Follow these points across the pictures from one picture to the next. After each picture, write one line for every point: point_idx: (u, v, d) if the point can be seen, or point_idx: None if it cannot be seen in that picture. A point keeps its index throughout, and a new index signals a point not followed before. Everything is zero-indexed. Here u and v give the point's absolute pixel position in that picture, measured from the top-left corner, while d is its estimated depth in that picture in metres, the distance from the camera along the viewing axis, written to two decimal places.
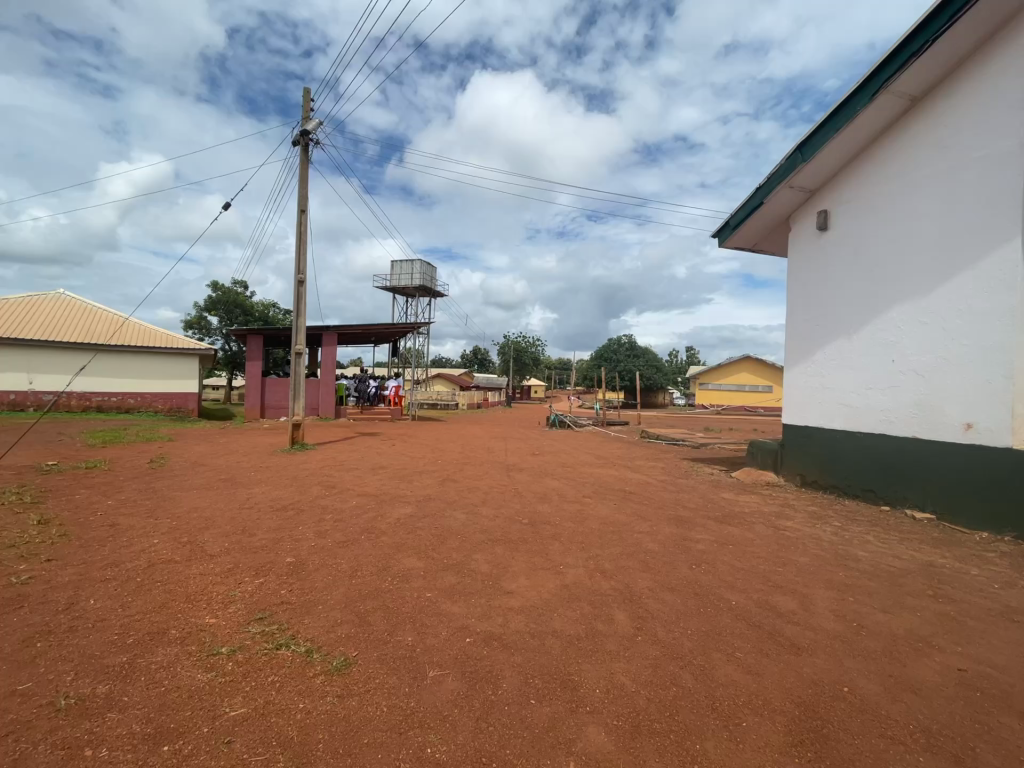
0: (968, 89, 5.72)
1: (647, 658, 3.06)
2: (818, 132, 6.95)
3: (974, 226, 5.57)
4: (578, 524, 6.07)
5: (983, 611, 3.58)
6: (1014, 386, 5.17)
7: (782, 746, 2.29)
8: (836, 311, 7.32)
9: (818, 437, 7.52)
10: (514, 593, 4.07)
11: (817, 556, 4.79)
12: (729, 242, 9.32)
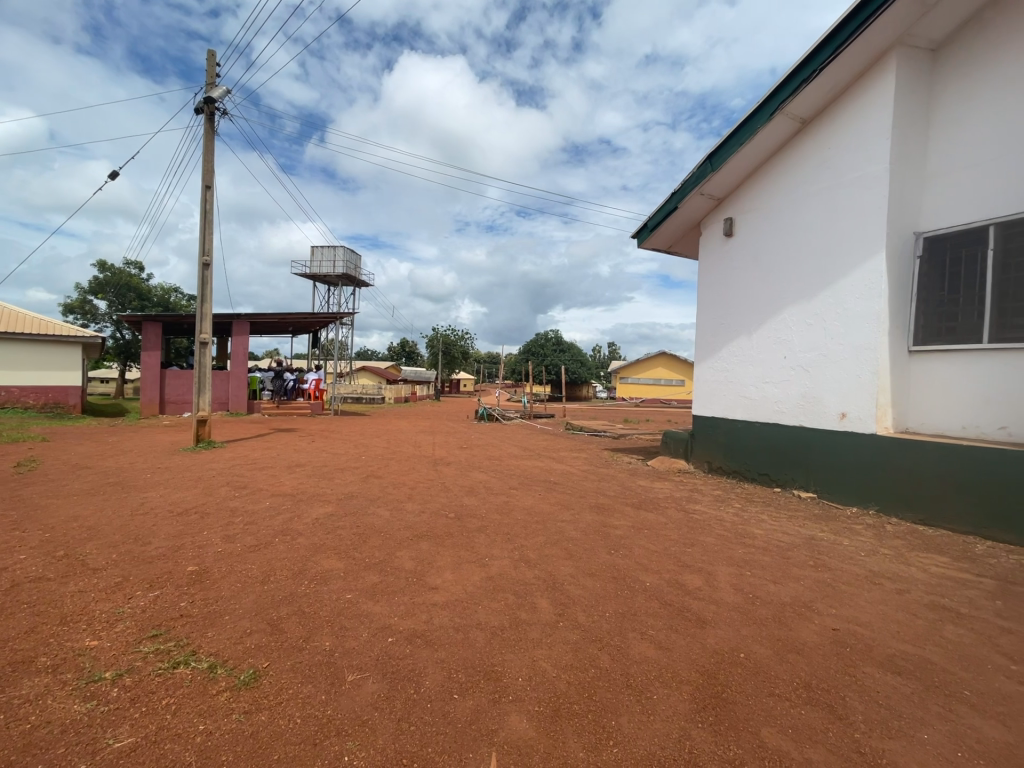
0: (849, 116, 6.44)
1: (567, 643, 3.16)
2: (724, 144, 7.48)
3: (852, 239, 6.29)
4: (504, 516, 6.14)
5: (853, 577, 4.11)
6: (879, 379, 5.95)
7: (688, 713, 2.46)
8: (739, 311, 7.98)
9: (722, 427, 8.17)
10: (438, 589, 4.02)
11: (720, 536, 5.23)
12: (646, 243, 9.78)
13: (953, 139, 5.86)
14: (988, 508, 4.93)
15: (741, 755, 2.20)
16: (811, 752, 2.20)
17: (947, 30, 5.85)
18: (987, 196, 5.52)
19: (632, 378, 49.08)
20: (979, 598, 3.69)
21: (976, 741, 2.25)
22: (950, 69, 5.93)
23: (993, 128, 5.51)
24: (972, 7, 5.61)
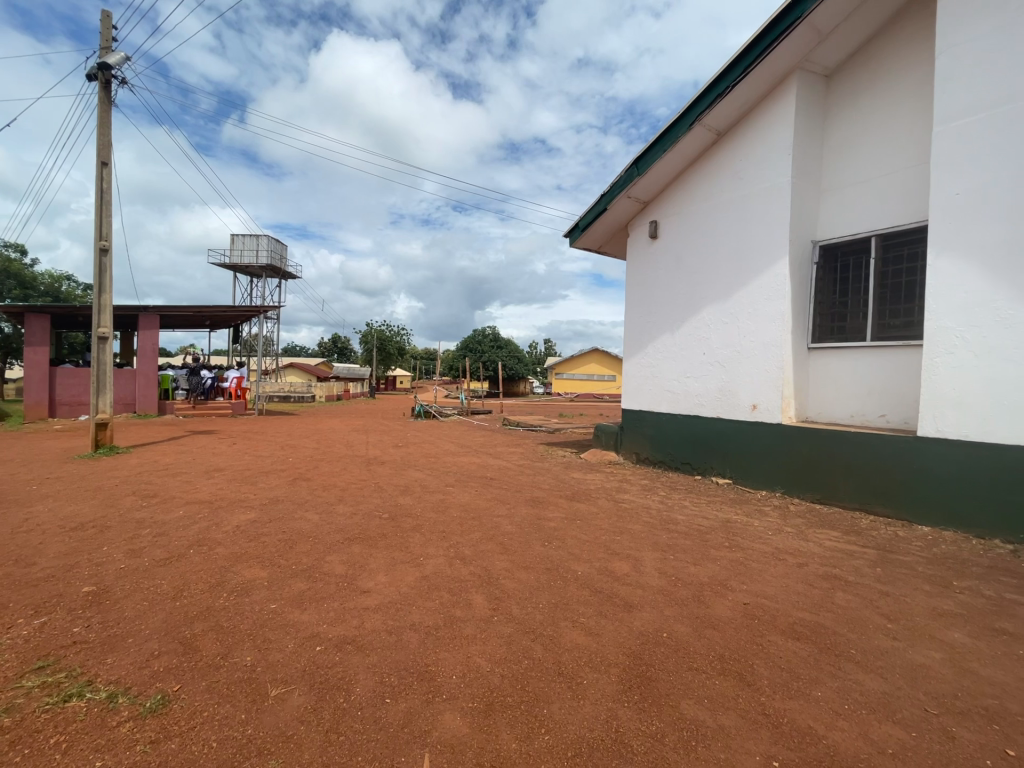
0: (758, 130, 6.98)
1: (501, 637, 3.19)
2: (649, 151, 7.82)
3: (762, 245, 6.83)
4: (439, 513, 6.07)
5: (763, 554, 4.49)
6: (784, 374, 6.54)
7: (615, 694, 2.58)
8: (663, 310, 8.41)
9: (649, 419, 8.58)
10: (370, 592, 3.90)
11: (647, 523, 5.51)
12: (577, 243, 10.01)
13: (844, 158, 6.53)
14: (870, 485, 5.59)
15: (662, 728, 2.33)
16: (724, 719, 2.37)
17: (838, 59, 6.50)
18: (872, 210, 6.21)
19: (567, 374, 50.42)
20: (863, 567, 4.17)
21: (859, 693, 2.55)
22: (841, 94, 6.61)
23: (876, 149, 6.21)
24: (858, 39, 6.29)
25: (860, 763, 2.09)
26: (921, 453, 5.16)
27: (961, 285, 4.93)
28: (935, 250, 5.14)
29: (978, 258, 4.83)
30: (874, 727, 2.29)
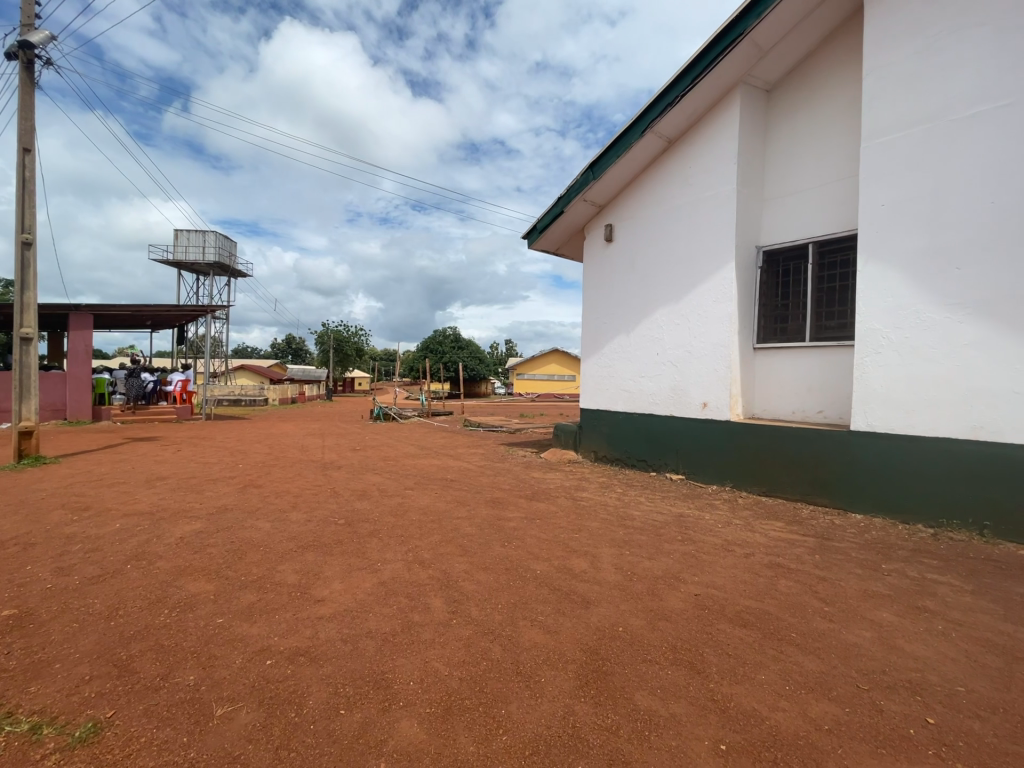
0: (706, 139, 7.27)
1: (460, 640, 3.16)
2: (604, 156, 7.98)
3: (710, 249, 7.12)
4: (398, 517, 5.97)
5: (713, 546, 4.68)
6: (731, 373, 6.85)
7: (573, 690, 2.61)
8: (619, 312, 8.61)
9: (607, 419, 8.75)
10: (325, 601, 3.77)
11: (605, 520, 5.63)
12: (535, 246, 10.07)
13: (784, 168, 6.90)
14: (810, 478, 5.94)
15: (618, 720, 2.38)
16: (676, 708, 2.45)
17: (777, 75, 6.89)
18: (810, 218, 6.58)
19: (527, 374, 50.81)
20: (803, 554, 4.42)
21: (799, 674, 2.70)
22: (780, 107, 6.99)
23: (812, 161, 6.60)
24: (795, 57, 6.68)
25: (800, 740, 2.21)
26: (855, 445, 5.53)
27: (888, 290, 5.32)
28: (865, 257, 5.51)
29: (902, 265, 5.23)
30: (812, 706, 2.43)
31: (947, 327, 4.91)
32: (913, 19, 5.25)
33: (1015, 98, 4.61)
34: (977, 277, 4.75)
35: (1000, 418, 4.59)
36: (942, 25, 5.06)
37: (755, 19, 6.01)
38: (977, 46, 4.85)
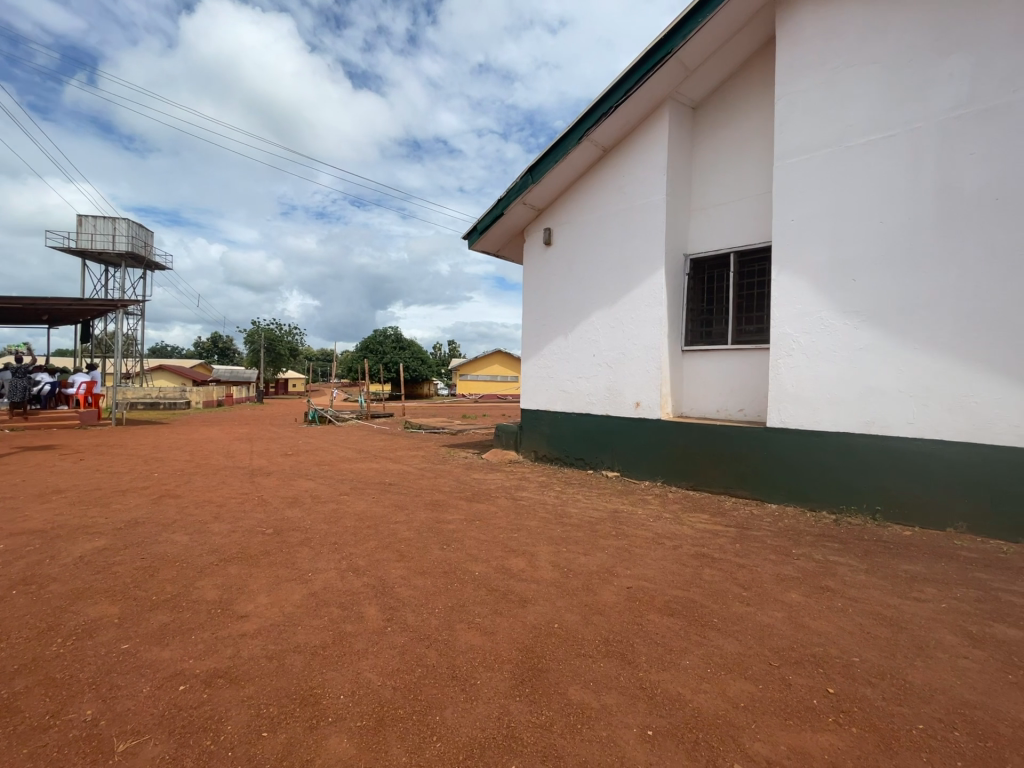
0: (639, 150, 7.59)
1: (395, 648, 3.08)
2: (543, 161, 8.10)
3: (643, 255, 7.44)
4: (331, 524, 5.71)
5: (645, 540, 4.88)
6: (661, 373, 7.20)
7: (508, 690, 2.62)
8: (557, 314, 8.77)
9: (546, 419, 8.88)
10: (248, 617, 3.53)
11: (544, 518, 5.71)
12: (474, 248, 10.02)
13: (708, 181, 7.34)
14: (732, 471, 6.36)
15: (551, 716, 2.41)
16: (607, 698, 2.53)
17: (702, 94, 7.33)
18: (732, 230, 7.04)
19: (470, 374, 50.76)
20: (725, 544, 4.72)
21: (719, 656, 2.87)
22: (705, 125, 7.43)
23: (733, 176, 7.07)
24: (717, 79, 7.13)
25: (718, 719, 2.35)
26: (770, 441, 5.99)
27: (797, 298, 5.81)
28: (778, 267, 5.98)
29: (809, 275, 5.73)
30: (730, 685, 2.59)
31: (846, 333, 5.44)
32: (816, 53, 5.78)
33: (898, 130, 5.20)
34: (869, 288, 5.31)
35: (889, 414, 5.15)
36: (840, 60, 5.61)
37: (681, 40, 6.35)
38: (868, 82, 5.42)
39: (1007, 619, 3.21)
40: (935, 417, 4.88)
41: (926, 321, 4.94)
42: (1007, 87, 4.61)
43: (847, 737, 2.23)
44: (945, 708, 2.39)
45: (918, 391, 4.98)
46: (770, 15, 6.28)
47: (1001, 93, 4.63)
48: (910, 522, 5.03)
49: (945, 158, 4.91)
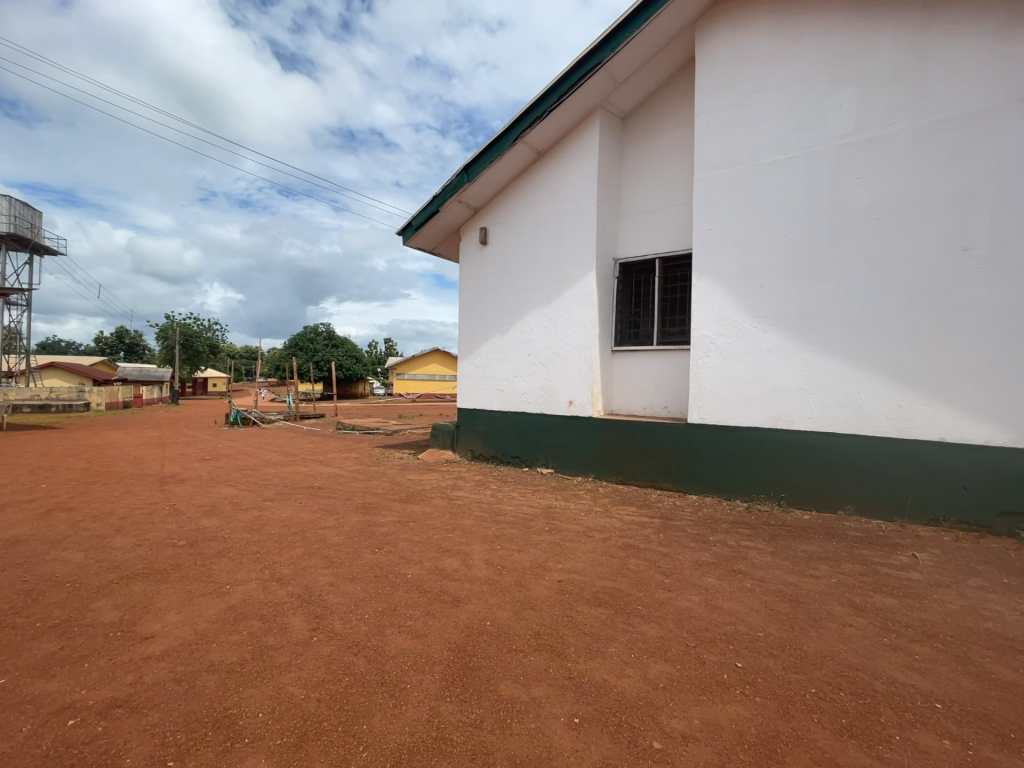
0: (571, 155, 7.78)
1: (321, 658, 2.95)
2: (478, 160, 8.09)
3: (575, 258, 7.66)
4: (253, 532, 5.36)
5: (577, 534, 5.04)
6: (593, 373, 7.46)
7: (438, 692, 2.59)
8: (493, 314, 8.78)
9: (483, 418, 8.89)
10: (154, 637, 3.23)
11: (479, 517, 5.72)
12: (409, 245, 9.79)
13: (636, 189, 7.68)
14: (657, 466, 6.71)
15: (481, 714, 2.42)
16: (537, 691, 2.58)
17: (630, 106, 7.66)
18: (658, 237, 7.42)
19: (407, 374, 49.70)
20: (650, 534, 4.98)
21: (643, 641, 3.02)
22: (632, 135, 7.77)
23: (658, 186, 7.45)
24: (644, 92, 7.49)
25: (640, 701, 2.48)
26: (690, 436, 6.39)
27: (715, 302, 6.23)
28: (698, 273, 6.38)
29: (724, 282, 6.16)
30: (651, 668, 2.74)
31: (756, 336, 5.92)
32: (731, 75, 6.23)
33: (800, 152, 5.73)
34: (775, 296, 5.81)
35: (791, 410, 5.66)
36: (751, 85, 6.09)
37: (610, 52, 6.60)
38: (774, 107, 5.93)
39: (884, 590, 3.65)
40: (828, 412, 5.44)
41: (821, 326, 5.49)
42: (886, 120, 5.23)
43: (752, 705, 2.43)
44: (834, 673, 2.68)
45: (815, 389, 5.52)
46: (691, 36, 6.68)
47: (881, 126, 5.25)
48: (809, 507, 5.57)
49: (837, 180, 5.47)
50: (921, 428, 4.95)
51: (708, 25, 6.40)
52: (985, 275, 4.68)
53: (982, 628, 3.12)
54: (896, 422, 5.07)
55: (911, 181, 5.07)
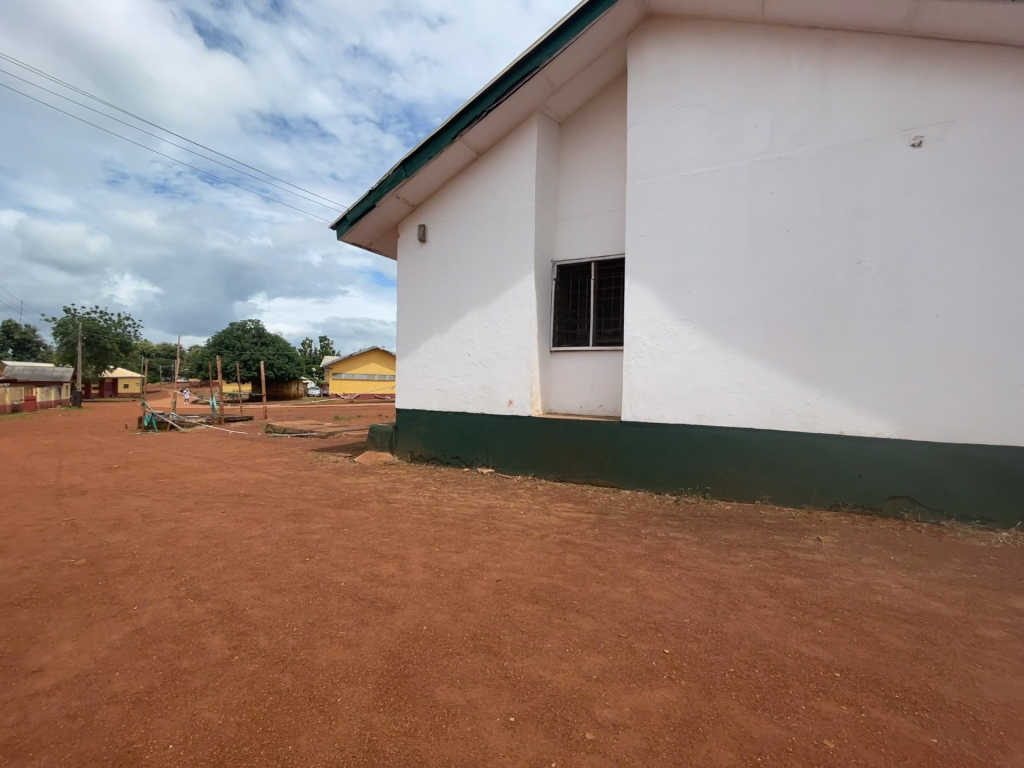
0: (510, 156, 7.83)
1: (242, 677, 2.76)
2: (416, 156, 7.93)
3: (514, 259, 7.72)
4: (167, 546, 4.92)
5: (516, 532, 5.07)
6: (532, 373, 7.55)
7: (371, 703, 2.51)
8: (431, 313, 8.64)
9: (422, 418, 8.73)
10: (44, 671, 2.86)
11: (417, 519, 5.60)
12: (344, 239, 9.40)
13: (573, 193, 7.86)
14: (593, 463, 6.91)
15: (416, 721, 2.37)
16: (473, 693, 2.56)
17: (567, 111, 7.82)
18: (593, 241, 7.64)
19: (344, 374, 47.87)
20: (586, 529, 5.12)
21: (577, 634, 3.10)
22: (569, 140, 7.94)
23: (594, 191, 7.67)
24: (580, 99, 7.68)
25: (573, 694, 2.53)
26: (624, 434, 6.64)
27: (645, 306, 6.52)
28: (630, 277, 6.64)
29: (654, 286, 6.46)
30: (585, 660, 2.81)
31: (683, 338, 6.25)
32: (660, 89, 6.54)
33: (721, 166, 6.12)
34: (700, 300, 6.16)
35: (715, 407, 6.04)
36: (678, 99, 6.42)
37: (547, 57, 6.71)
38: (698, 122, 6.29)
39: (793, 571, 3.99)
40: (746, 409, 5.86)
41: (741, 330, 5.90)
42: (794, 141, 5.71)
43: (677, 689, 2.56)
44: (750, 651, 2.88)
45: (735, 388, 5.92)
46: (623, 49, 6.93)
47: (791, 146, 5.73)
48: (730, 498, 5.97)
49: (754, 194, 5.91)
50: (824, 423, 5.46)
51: (639, 39, 6.68)
52: (876, 285, 5.24)
53: (873, 601, 3.49)
54: (804, 417, 5.56)
55: (815, 198, 5.57)
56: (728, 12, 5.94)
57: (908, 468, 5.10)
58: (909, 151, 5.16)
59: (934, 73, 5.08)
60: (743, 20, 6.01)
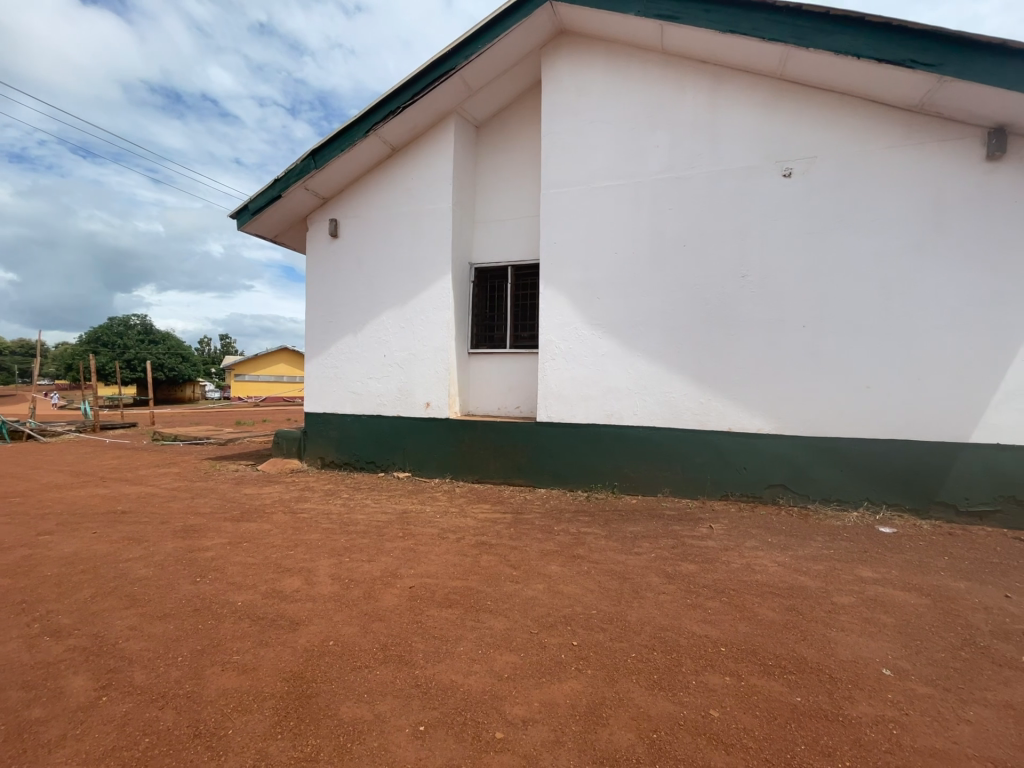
0: (427, 155, 7.72)
1: (113, 720, 2.43)
2: (326, 147, 7.54)
3: (431, 259, 7.61)
4: (17, 577, 4.20)
5: (431, 537, 4.99)
6: (449, 373, 7.48)
7: (268, 731, 2.33)
8: (343, 311, 8.25)
9: (333, 422, 8.29)
10: None
11: (326, 529, 5.31)
12: (245, 230, 8.66)
13: (491, 197, 7.93)
14: (509, 463, 7.01)
15: (318, 744, 2.24)
16: (381, 706, 2.48)
17: (484, 115, 7.88)
18: (510, 245, 7.76)
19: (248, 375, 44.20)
20: (502, 529, 5.17)
21: (490, 634, 3.12)
22: (486, 144, 8.01)
23: (510, 196, 7.80)
24: (497, 105, 7.78)
25: (484, 695, 2.54)
26: (539, 434, 6.81)
27: (559, 310, 6.74)
28: (545, 283, 6.83)
29: (567, 292, 6.70)
30: (497, 660, 2.84)
31: (594, 342, 6.55)
32: (573, 103, 6.81)
33: (627, 181, 6.51)
34: (609, 306, 6.50)
35: (622, 408, 6.40)
36: (588, 114, 6.73)
37: (463, 60, 6.72)
38: (607, 138, 6.64)
39: (688, 558, 4.33)
40: (650, 410, 6.27)
41: (645, 335, 6.31)
42: (690, 163, 6.23)
43: (583, 678, 2.67)
44: (650, 635, 3.09)
45: (640, 390, 6.32)
46: (537, 60, 7.14)
47: (687, 167, 6.24)
48: (636, 492, 6.35)
49: (656, 209, 6.35)
50: (716, 421, 6.01)
51: (553, 53, 6.92)
52: (757, 297, 5.87)
53: (753, 579, 3.90)
54: (699, 416, 6.07)
55: (708, 216, 6.12)
56: (633, 37, 6.34)
57: (783, 460, 5.77)
58: (783, 180, 5.84)
59: (802, 114, 5.82)
60: (646, 47, 6.44)
